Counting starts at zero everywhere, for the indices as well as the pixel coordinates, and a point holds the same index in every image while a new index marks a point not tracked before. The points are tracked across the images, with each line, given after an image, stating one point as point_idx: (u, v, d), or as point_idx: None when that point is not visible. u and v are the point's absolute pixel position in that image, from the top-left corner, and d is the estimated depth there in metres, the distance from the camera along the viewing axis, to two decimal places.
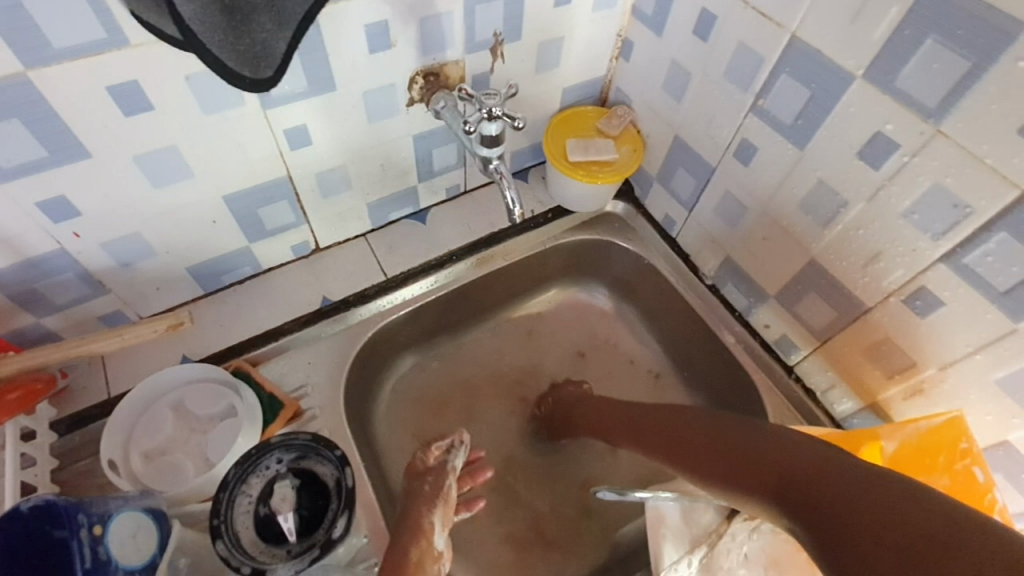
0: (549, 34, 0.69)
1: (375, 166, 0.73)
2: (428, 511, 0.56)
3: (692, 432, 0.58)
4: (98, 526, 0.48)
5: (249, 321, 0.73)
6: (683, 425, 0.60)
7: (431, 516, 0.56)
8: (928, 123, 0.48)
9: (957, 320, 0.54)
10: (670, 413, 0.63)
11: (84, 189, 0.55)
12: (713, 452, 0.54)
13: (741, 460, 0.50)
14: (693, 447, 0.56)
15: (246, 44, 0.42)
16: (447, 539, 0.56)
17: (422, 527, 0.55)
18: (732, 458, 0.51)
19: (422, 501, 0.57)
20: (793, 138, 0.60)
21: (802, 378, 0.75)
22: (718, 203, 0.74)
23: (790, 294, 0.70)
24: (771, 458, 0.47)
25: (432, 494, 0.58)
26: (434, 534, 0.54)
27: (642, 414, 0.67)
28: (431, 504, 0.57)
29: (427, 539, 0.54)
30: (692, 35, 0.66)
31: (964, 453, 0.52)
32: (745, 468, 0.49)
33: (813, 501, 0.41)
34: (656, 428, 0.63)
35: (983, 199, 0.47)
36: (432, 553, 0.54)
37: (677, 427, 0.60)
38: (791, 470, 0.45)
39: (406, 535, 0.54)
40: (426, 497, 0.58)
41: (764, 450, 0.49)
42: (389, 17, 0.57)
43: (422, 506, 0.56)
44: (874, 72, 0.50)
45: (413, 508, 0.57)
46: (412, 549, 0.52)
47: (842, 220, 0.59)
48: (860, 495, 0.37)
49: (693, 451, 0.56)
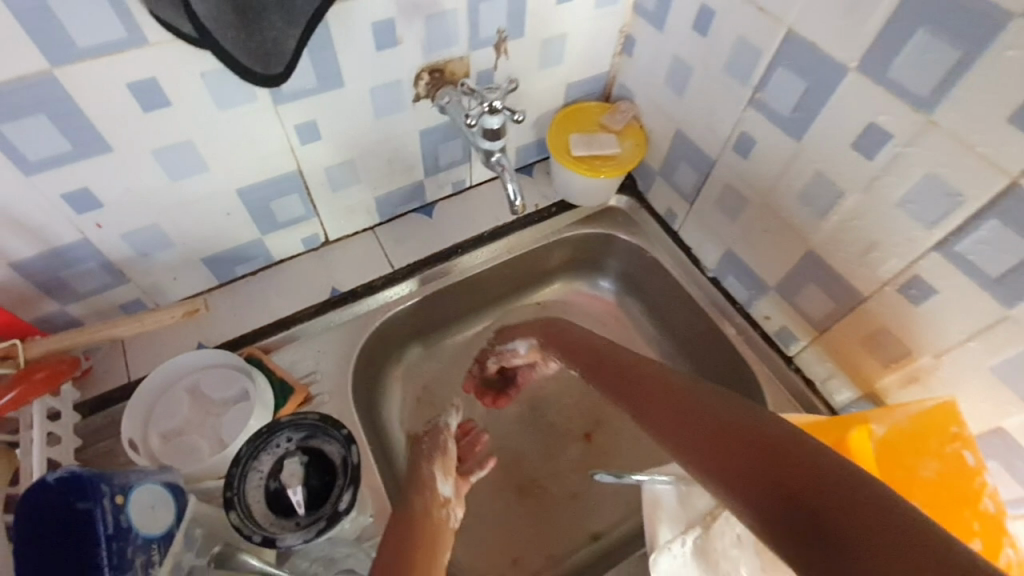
0: (552, 31, 0.71)
1: (382, 160, 0.75)
2: (427, 464, 0.57)
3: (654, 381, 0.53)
4: (119, 495, 0.49)
5: (261, 310, 0.76)
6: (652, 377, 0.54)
7: (431, 468, 0.57)
8: (921, 113, 0.49)
9: (948, 310, 0.54)
10: (639, 363, 0.59)
11: (106, 181, 0.58)
12: (663, 398, 0.49)
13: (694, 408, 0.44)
14: (647, 392, 0.52)
15: (257, 41, 0.45)
16: (453, 486, 0.56)
17: (424, 479, 0.55)
18: (686, 407, 0.45)
19: (421, 458, 0.59)
20: (791, 130, 0.61)
21: (802, 369, 0.75)
22: (719, 197, 0.76)
23: (788, 286, 0.71)
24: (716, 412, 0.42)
25: (431, 449, 0.60)
26: (436, 483, 0.55)
27: (615, 360, 0.63)
28: (429, 459, 0.58)
29: (431, 489, 0.54)
30: (693, 30, 0.67)
31: (955, 437, 0.51)
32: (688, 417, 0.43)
33: (739, 442, 0.36)
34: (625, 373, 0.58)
35: (975, 187, 0.48)
36: (437, 497, 0.54)
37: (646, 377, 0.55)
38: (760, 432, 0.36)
39: (409, 490, 0.54)
40: (425, 455, 0.59)
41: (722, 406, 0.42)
42: (394, 15, 0.59)
43: (422, 461, 0.58)
44: (868, 64, 0.51)
45: (415, 465, 0.58)
46: (416, 497, 0.53)
47: (839, 211, 0.60)
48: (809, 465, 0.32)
49: (651, 396, 0.51)
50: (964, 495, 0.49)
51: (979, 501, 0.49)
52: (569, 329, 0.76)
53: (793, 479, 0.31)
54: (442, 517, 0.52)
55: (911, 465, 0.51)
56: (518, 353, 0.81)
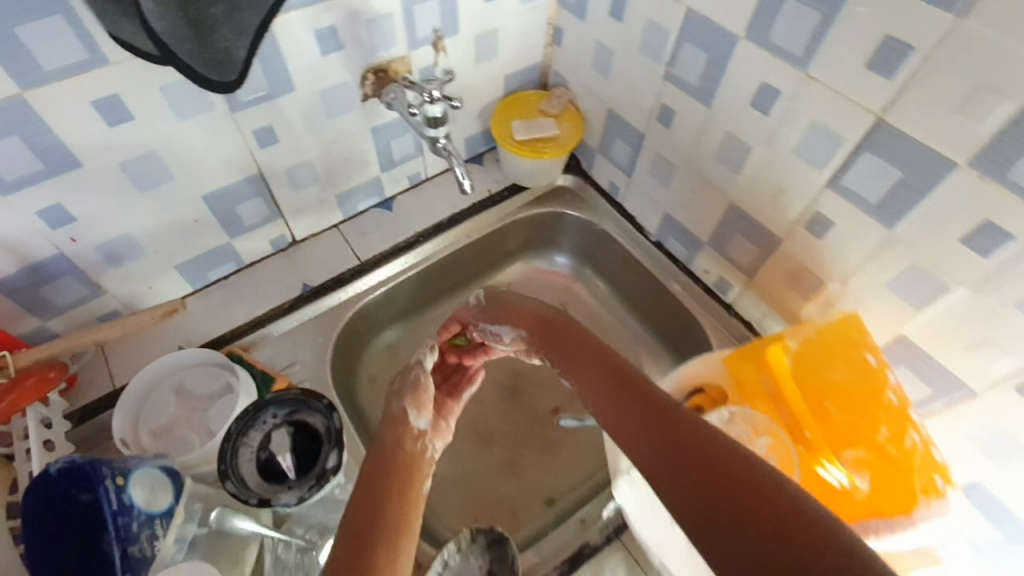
0: (484, 27, 0.77)
1: (339, 159, 0.80)
2: (399, 401, 0.63)
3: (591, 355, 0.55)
4: (120, 476, 0.53)
5: (237, 309, 0.80)
6: (647, 390, 0.46)
7: (402, 405, 0.62)
8: (799, 70, 0.57)
9: (844, 239, 0.62)
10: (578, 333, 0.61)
11: (78, 196, 0.62)
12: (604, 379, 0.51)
13: (694, 445, 0.38)
14: (588, 369, 0.54)
15: (211, 53, 0.49)
16: (428, 419, 0.62)
17: (396, 415, 0.61)
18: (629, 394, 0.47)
19: (397, 395, 0.64)
20: (701, 97, 0.69)
21: (740, 313, 0.83)
22: (651, 166, 0.83)
23: (718, 239, 0.79)
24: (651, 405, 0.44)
25: (402, 388, 0.64)
26: (410, 418, 0.61)
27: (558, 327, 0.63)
28: (402, 396, 0.63)
29: (405, 424, 0.60)
30: (610, 17, 0.74)
31: (858, 345, 0.59)
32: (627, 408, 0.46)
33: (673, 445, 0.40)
34: (611, 385, 0.50)
35: (849, 129, 0.56)
36: (411, 431, 0.60)
37: (639, 390, 0.47)
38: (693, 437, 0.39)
39: (386, 426, 0.60)
40: (401, 392, 0.64)
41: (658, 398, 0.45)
42: (335, 22, 0.65)
43: (396, 398, 0.63)
44: (753, 33, 0.59)
45: (393, 402, 0.63)
46: (388, 434, 0.58)
47: (749, 164, 0.68)
48: (739, 479, 0.35)
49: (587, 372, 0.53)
50: (872, 391, 0.57)
51: (884, 395, 0.57)
52: (549, 317, 0.66)
53: (727, 493, 0.35)
54: (417, 448, 0.58)
55: (823, 372, 0.59)
56: (503, 340, 0.71)
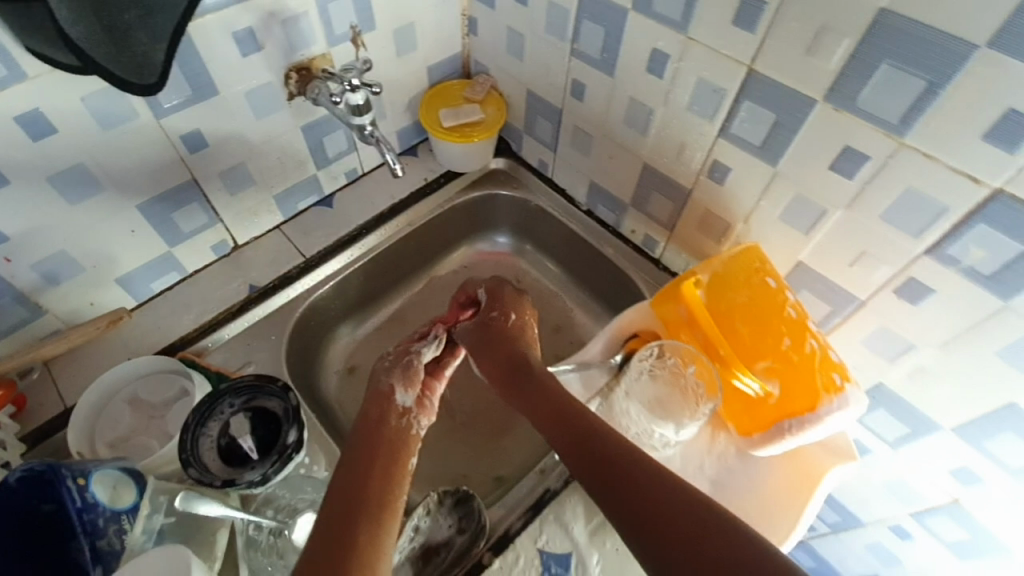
0: (400, 20, 0.81)
1: (272, 159, 0.82)
2: (387, 377, 0.64)
3: (531, 376, 0.61)
4: (81, 477, 0.54)
5: (185, 317, 0.81)
6: (595, 430, 0.53)
7: (390, 381, 0.64)
8: (680, 33, 0.64)
9: (741, 182, 0.70)
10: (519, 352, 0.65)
11: (7, 215, 0.62)
12: (548, 405, 0.57)
13: (632, 477, 0.47)
14: (532, 393, 0.60)
15: (129, 56, 0.51)
16: (414, 396, 0.63)
17: (383, 390, 0.63)
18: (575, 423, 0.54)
19: (383, 370, 0.65)
20: (604, 68, 0.75)
21: (668, 266, 0.90)
22: (571, 139, 0.89)
23: (639, 199, 0.85)
24: (592, 435, 0.52)
25: (393, 366, 0.66)
26: (394, 395, 0.62)
27: (503, 342, 0.67)
28: (392, 373, 0.65)
29: (389, 399, 0.62)
30: (515, 3, 0.80)
31: (759, 270, 0.66)
32: (574, 437, 0.54)
33: (616, 477, 0.48)
34: (562, 421, 0.55)
35: (729, 81, 0.63)
36: (396, 408, 0.61)
37: (589, 429, 0.53)
38: (636, 470, 0.48)
39: (369, 400, 0.62)
40: (389, 369, 0.66)
41: (597, 429, 0.53)
42: (251, 24, 0.67)
43: (384, 374, 0.65)
44: (638, 4, 0.65)
45: (382, 378, 0.65)
46: (371, 408, 0.60)
47: (653, 125, 0.75)
48: (674, 506, 0.44)
49: (528, 396, 0.60)
50: (774, 308, 0.65)
51: (786, 312, 0.64)
52: (501, 331, 0.68)
53: (664, 518, 0.44)
54: (402, 424, 0.59)
55: (729, 296, 0.68)
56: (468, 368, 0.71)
